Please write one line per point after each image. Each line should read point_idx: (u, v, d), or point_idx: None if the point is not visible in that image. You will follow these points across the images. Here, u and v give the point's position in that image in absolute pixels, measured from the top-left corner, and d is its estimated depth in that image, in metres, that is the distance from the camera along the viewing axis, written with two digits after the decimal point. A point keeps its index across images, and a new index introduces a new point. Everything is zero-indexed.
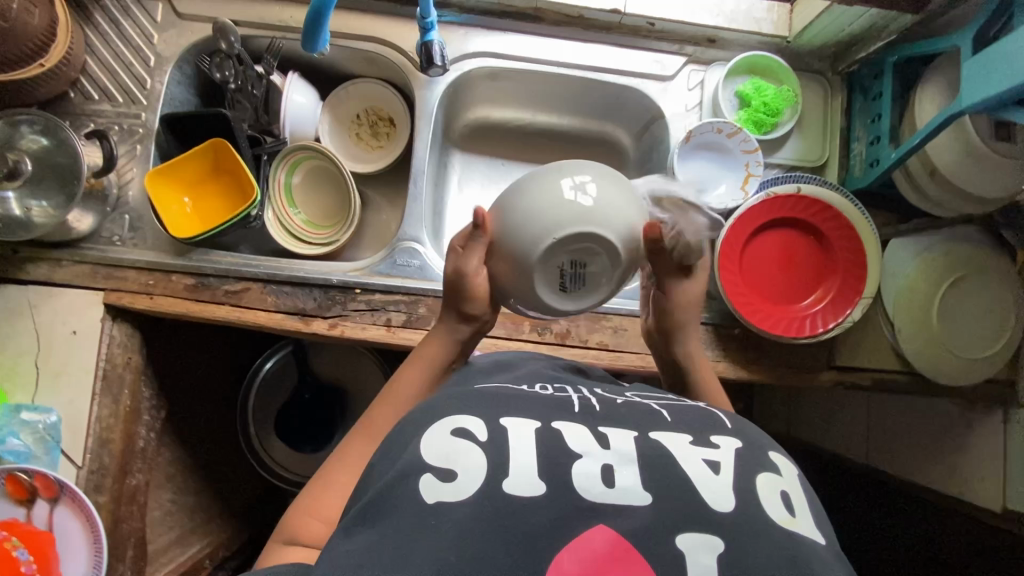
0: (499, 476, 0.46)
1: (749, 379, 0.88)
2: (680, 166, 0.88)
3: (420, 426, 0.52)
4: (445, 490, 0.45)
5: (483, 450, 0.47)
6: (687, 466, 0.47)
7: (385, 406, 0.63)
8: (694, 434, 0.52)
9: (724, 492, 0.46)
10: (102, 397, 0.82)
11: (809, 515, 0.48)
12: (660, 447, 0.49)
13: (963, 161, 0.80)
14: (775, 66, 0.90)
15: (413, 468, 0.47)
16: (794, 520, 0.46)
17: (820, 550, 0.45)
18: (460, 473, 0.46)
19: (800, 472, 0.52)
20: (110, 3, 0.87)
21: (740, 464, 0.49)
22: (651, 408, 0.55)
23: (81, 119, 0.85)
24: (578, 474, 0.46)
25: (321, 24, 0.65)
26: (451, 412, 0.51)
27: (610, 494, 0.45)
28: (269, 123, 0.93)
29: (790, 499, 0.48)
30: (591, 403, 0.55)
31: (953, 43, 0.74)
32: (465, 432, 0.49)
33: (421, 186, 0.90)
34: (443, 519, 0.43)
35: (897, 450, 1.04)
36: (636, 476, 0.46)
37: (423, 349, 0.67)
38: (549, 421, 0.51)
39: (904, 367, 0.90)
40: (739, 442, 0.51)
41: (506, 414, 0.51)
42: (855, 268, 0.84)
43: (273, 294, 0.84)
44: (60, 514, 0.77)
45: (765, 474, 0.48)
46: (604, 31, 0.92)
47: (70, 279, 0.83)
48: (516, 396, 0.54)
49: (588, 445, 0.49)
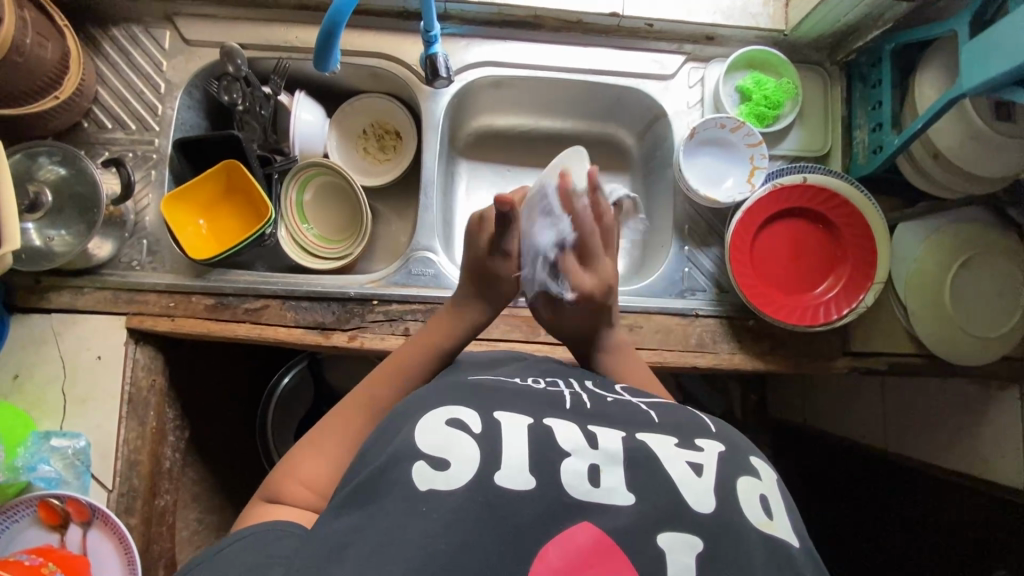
0: (491, 469, 0.46)
1: (765, 369, 0.89)
2: (686, 163, 0.89)
3: (409, 417, 0.52)
4: (437, 478, 0.46)
5: (475, 443, 0.48)
6: (671, 468, 0.49)
7: (382, 382, 0.64)
8: (681, 436, 0.53)
9: (705, 493, 0.47)
10: (130, 420, 0.83)
11: (785, 518, 0.50)
12: (646, 448, 0.50)
13: (966, 144, 0.81)
14: (774, 60, 0.91)
15: (402, 454, 0.47)
16: (771, 523, 0.48)
17: (794, 552, 0.47)
18: (453, 462, 0.47)
19: (779, 478, 0.54)
20: (119, 33, 0.89)
21: (723, 466, 0.50)
22: (640, 409, 0.56)
23: (96, 148, 0.87)
24: (567, 471, 0.47)
25: (333, 44, 0.67)
26: (445, 403, 0.52)
27: (596, 493, 0.46)
28: (278, 142, 0.96)
29: (767, 502, 0.49)
30: (582, 400, 0.57)
31: (951, 28, 0.75)
32: (459, 422, 0.50)
33: (431, 197, 0.91)
34: (435, 507, 0.44)
35: (918, 433, 1.04)
36: (621, 476, 0.47)
37: (434, 327, 0.70)
38: (541, 418, 0.52)
39: (920, 350, 0.91)
40: (722, 445, 0.53)
41: (501, 408, 0.52)
42: (864, 253, 0.85)
43: (292, 310, 0.85)
44: (93, 536, 0.78)
45: (746, 478, 0.50)
46: (604, 34, 0.93)
47: (92, 305, 0.84)
48: (509, 392, 0.55)
49: (576, 442, 0.49)
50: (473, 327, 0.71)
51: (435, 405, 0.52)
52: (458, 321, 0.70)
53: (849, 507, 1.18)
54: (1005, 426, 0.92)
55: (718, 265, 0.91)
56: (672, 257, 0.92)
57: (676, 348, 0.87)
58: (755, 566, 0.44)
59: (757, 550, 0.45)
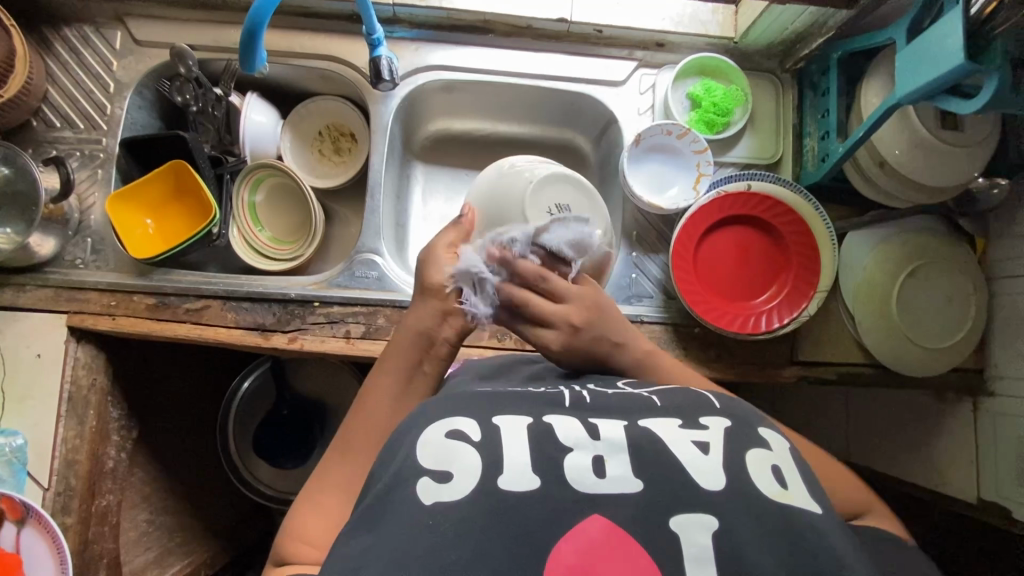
0: (493, 474, 0.46)
1: (712, 378, 0.88)
2: (632, 169, 0.89)
3: (411, 429, 0.51)
4: (442, 492, 0.45)
5: (476, 452, 0.47)
6: (678, 451, 0.48)
7: (359, 423, 0.61)
8: (684, 417, 0.53)
9: (714, 473, 0.47)
10: (68, 419, 0.83)
11: (802, 486, 0.49)
12: (650, 433, 0.50)
13: (912, 153, 0.80)
14: (724, 67, 0.91)
15: (407, 474, 0.47)
16: (786, 492, 0.47)
17: (815, 518, 0.46)
18: (455, 473, 0.46)
19: (791, 445, 0.53)
20: (70, 33, 0.90)
21: (729, 442, 0.50)
22: (642, 395, 0.56)
23: (43, 147, 0.87)
24: (569, 466, 0.47)
25: (256, 46, 0.68)
26: (440, 415, 0.51)
27: (601, 485, 0.46)
28: (231, 142, 0.96)
29: (780, 472, 0.49)
30: (583, 397, 0.56)
31: (889, 37, 0.74)
32: (459, 433, 0.49)
33: (379, 199, 0.91)
34: (441, 520, 0.44)
35: (874, 444, 1.03)
36: (626, 465, 0.47)
37: (390, 355, 0.65)
38: (540, 416, 0.51)
39: (868, 360, 0.90)
40: (728, 420, 0.52)
41: (499, 414, 0.51)
42: (808, 261, 0.85)
43: (233, 311, 0.85)
44: (26, 536, 0.78)
45: (754, 450, 0.50)
46: (554, 40, 0.93)
47: (34, 303, 0.84)
48: (507, 395, 0.55)
49: (578, 437, 0.49)
50: (422, 333, 0.65)
51: (432, 417, 0.51)
52: (411, 335, 0.65)
53: None
54: (961, 437, 0.91)
55: (666, 271, 0.91)
56: (620, 262, 0.91)
57: None
58: (768, 542, 0.43)
59: (768, 521, 0.45)
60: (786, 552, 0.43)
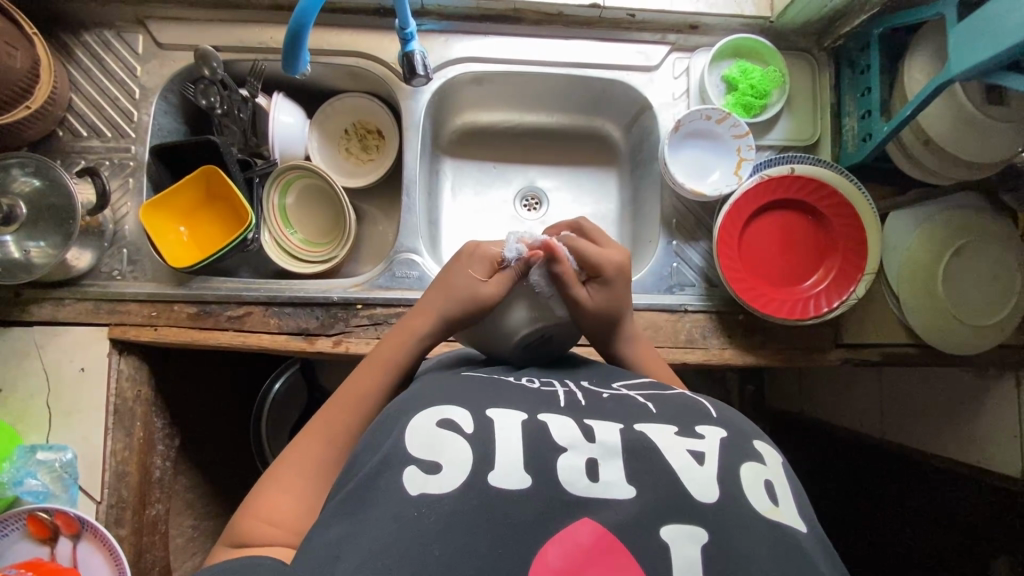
0: (484, 469, 0.44)
1: (755, 364, 0.88)
2: (671, 156, 0.88)
3: (403, 413, 0.50)
4: (429, 483, 0.44)
5: (468, 444, 0.46)
6: (671, 457, 0.46)
7: (337, 411, 0.57)
8: (680, 425, 0.50)
9: (707, 482, 0.45)
10: (117, 431, 0.83)
11: (791, 503, 0.47)
12: (645, 439, 0.48)
13: (956, 131, 0.79)
14: (760, 48, 0.89)
15: (392, 459, 0.45)
16: (777, 509, 0.45)
17: (802, 538, 0.44)
18: (445, 465, 0.45)
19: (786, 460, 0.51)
20: (90, 39, 0.87)
21: (726, 454, 0.47)
22: (639, 402, 0.53)
23: (72, 156, 0.86)
24: (562, 467, 0.45)
25: (300, 44, 0.66)
26: (431, 404, 0.50)
27: (595, 488, 0.44)
28: (258, 145, 0.94)
29: (773, 488, 0.47)
30: (577, 398, 0.53)
31: (937, 11, 0.72)
32: (451, 423, 0.48)
33: (414, 196, 0.90)
34: (428, 511, 0.42)
35: (907, 423, 1.03)
36: (620, 470, 0.45)
37: (375, 357, 0.61)
38: (536, 413, 0.49)
39: (913, 340, 0.89)
40: (724, 431, 0.50)
41: (493, 405, 0.50)
42: (855, 244, 0.84)
43: (276, 317, 0.84)
44: (83, 549, 0.77)
45: (750, 464, 0.47)
46: (586, 27, 0.91)
47: (73, 317, 0.83)
48: (501, 389, 0.52)
49: (572, 437, 0.47)
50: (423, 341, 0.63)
51: (428, 405, 0.50)
52: (404, 338, 0.62)
53: (848, 497, 1.17)
54: (1003, 415, 0.89)
55: (707, 260, 0.90)
56: (660, 252, 0.90)
57: (666, 344, 0.86)
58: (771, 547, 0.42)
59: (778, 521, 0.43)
60: (792, 557, 0.42)
